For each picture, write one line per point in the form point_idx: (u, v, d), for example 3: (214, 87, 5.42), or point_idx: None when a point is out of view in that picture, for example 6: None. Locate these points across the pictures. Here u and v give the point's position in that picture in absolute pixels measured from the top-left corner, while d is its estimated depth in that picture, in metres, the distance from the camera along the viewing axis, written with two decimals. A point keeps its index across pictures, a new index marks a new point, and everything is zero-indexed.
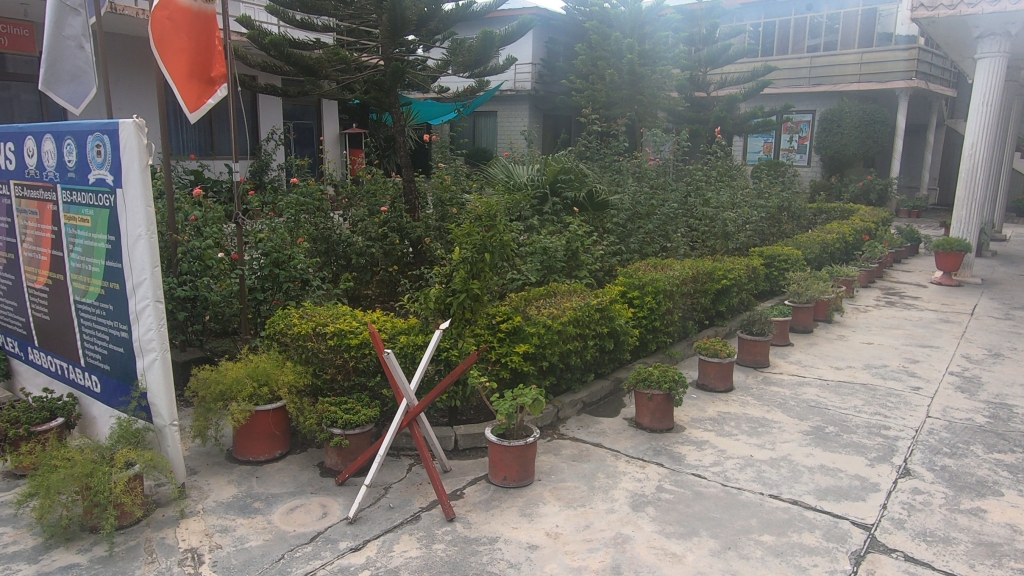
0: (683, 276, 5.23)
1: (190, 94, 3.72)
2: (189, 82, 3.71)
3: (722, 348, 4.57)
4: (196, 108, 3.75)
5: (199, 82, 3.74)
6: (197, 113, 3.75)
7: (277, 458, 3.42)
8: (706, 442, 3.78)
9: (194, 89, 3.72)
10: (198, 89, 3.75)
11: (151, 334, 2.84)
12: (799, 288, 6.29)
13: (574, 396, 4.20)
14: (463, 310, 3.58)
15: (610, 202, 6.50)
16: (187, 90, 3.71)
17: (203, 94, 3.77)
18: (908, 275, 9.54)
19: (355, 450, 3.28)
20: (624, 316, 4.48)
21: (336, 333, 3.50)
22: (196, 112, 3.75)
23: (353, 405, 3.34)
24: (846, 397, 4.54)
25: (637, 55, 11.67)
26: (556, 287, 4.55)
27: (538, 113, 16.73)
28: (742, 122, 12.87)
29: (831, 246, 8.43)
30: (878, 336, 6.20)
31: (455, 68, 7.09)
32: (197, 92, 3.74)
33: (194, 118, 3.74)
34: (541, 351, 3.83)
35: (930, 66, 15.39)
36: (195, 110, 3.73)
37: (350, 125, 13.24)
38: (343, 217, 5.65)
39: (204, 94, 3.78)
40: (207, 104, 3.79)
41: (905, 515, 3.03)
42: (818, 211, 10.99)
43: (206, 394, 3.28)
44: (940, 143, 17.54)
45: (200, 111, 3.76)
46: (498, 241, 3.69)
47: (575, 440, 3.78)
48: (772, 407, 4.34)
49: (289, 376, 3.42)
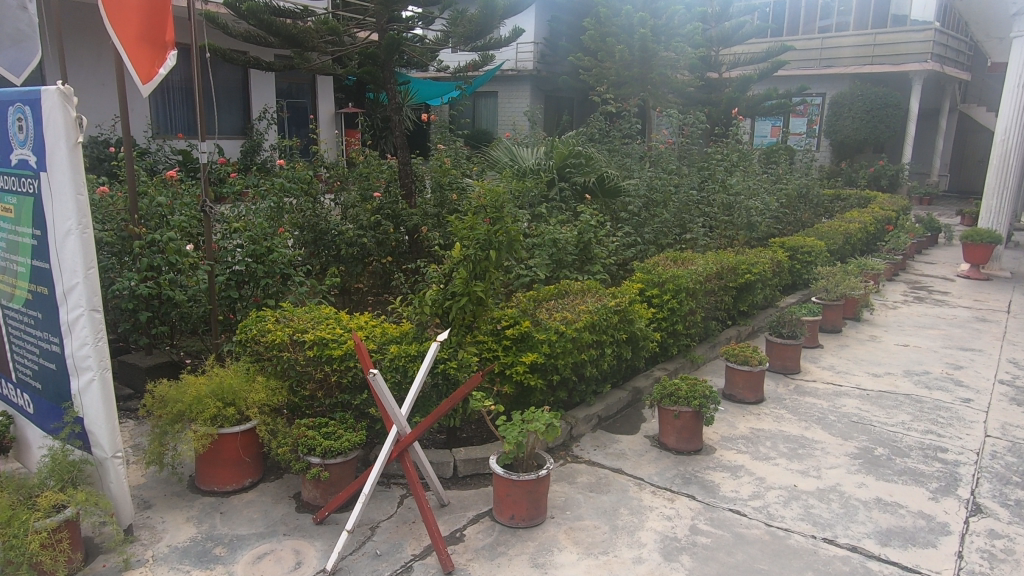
0: (707, 272, 4.73)
1: (142, 62, 3.20)
2: (142, 46, 3.19)
3: (752, 356, 4.07)
4: (148, 79, 3.23)
5: (151, 48, 3.22)
6: (149, 86, 3.23)
7: (246, 489, 2.94)
8: (741, 468, 3.30)
9: (145, 56, 3.20)
10: (150, 58, 3.23)
11: (86, 350, 2.35)
12: (828, 284, 5.79)
13: (588, 410, 3.70)
14: (464, 315, 3.09)
15: (622, 188, 6.04)
16: (138, 58, 3.18)
17: (155, 62, 3.25)
18: (931, 268, 9.03)
19: (337, 483, 2.79)
20: (644, 318, 4.01)
21: (316, 343, 3.01)
22: (148, 84, 3.23)
23: (334, 428, 2.84)
24: (890, 411, 4.06)
25: (650, 30, 10.68)
26: (568, 284, 4.06)
27: (540, 94, 16.12)
28: (754, 104, 12.41)
29: (854, 237, 7.91)
30: (914, 337, 5.70)
31: (455, 41, 6.48)
32: (149, 60, 3.23)
33: (146, 90, 3.21)
34: (552, 362, 3.34)
35: (946, 47, 14.80)
36: (148, 81, 3.21)
37: (345, 104, 12.60)
38: (333, 201, 5.13)
39: (156, 63, 3.26)
40: (159, 74, 3.28)
41: (987, 568, 2.57)
42: (836, 198, 10.48)
43: (163, 414, 2.81)
44: (954, 129, 16.91)
45: (152, 82, 3.24)
46: (505, 235, 3.16)
47: (591, 464, 3.30)
48: (810, 423, 3.86)
49: (260, 393, 2.91)
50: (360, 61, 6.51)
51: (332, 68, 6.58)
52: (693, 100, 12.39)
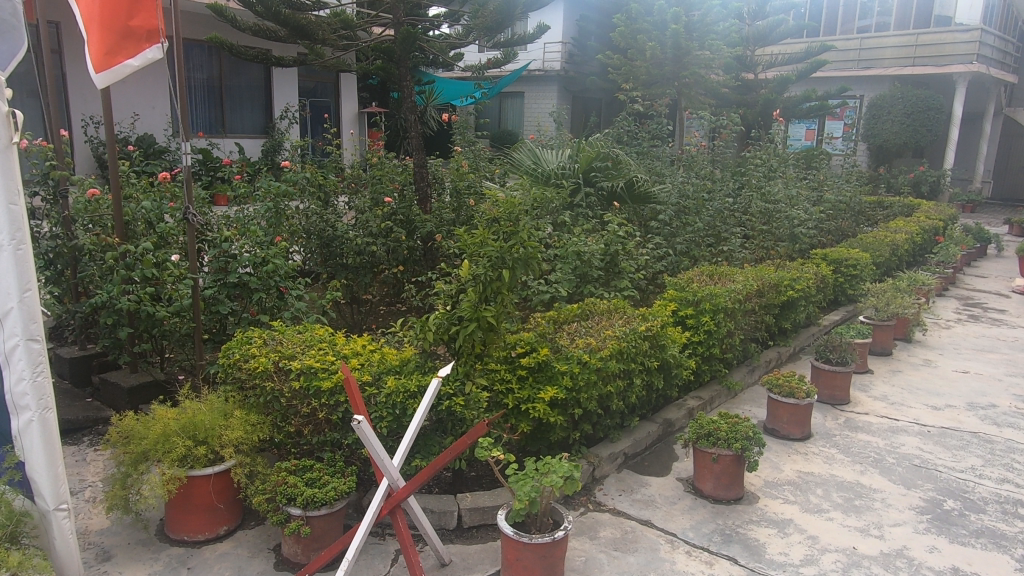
0: (748, 290, 4.28)
1: (99, 47, 2.79)
2: (101, 31, 2.78)
3: (799, 388, 3.63)
4: (105, 68, 2.80)
5: (115, 33, 2.80)
6: (103, 76, 2.80)
7: (220, 538, 2.58)
8: (790, 523, 2.87)
9: (102, 41, 2.78)
10: (112, 44, 2.80)
11: (23, 387, 2.03)
12: (877, 302, 5.31)
13: (612, 447, 3.28)
14: (473, 343, 2.70)
15: (652, 194, 5.61)
16: (93, 43, 2.78)
17: (119, 51, 2.82)
18: (982, 281, 8.43)
19: (320, 538, 2.42)
20: (678, 343, 3.59)
21: (304, 372, 2.64)
22: (104, 73, 2.80)
23: (320, 472, 2.46)
24: (957, 454, 3.58)
25: (683, 26, 9.91)
26: (593, 302, 3.66)
27: (567, 95, 15.72)
28: (793, 105, 11.89)
29: (901, 248, 7.38)
30: (973, 363, 5.18)
31: (476, 35, 6.08)
32: (109, 47, 2.80)
33: (98, 80, 2.79)
34: (573, 397, 2.93)
35: (992, 49, 14.13)
36: (99, 70, 2.78)
37: (368, 103, 12.32)
38: (345, 205, 4.76)
39: (120, 52, 2.82)
40: (124, 65, 2.83)
41: None
42: (878, 206, 9.92)
43: (128, 453, 2.47)
44: (999, 135, 16.13)
45: (109, 72, 2.81)
46: (523, 252, 2.75)
47: (616, 514, 2.89)
48: (866, 467, 3.40)
49: (238, 430, 2.54)
50: (377, 58, 6.18)
51: (347, 65, 6.24)
52: (728, 102, 11.87)
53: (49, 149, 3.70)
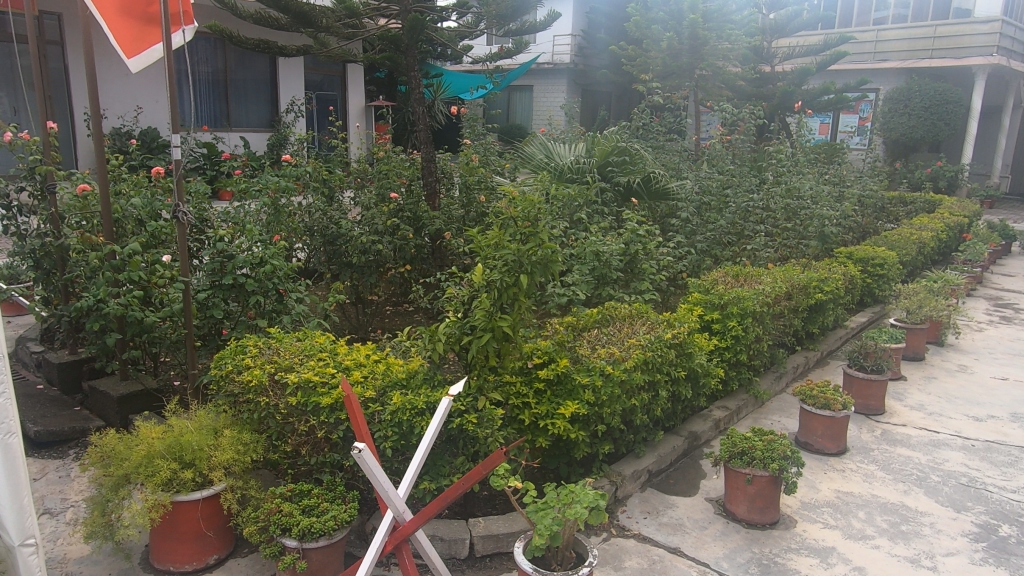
0: (777, 293, 4.03)
1: (129, 34, 2.97)
2: (128, 18, 2.96)
3: (835, 400, 3.37)
4: (137, 53, 2.99)
5: (141, 19, 2.99)
6: (137, 61, 2.98)
7: (210, 567, 2.36)
8: (833, 551, 2.62)
9: (131, 28, 2.97)
10: (141, 29, 3.00)
11: None
12: (911, 304, 5.02)
13: (635, 464, 3.04)
14: (487, 355, 2.46)
15: (671, 189, 5.36)
16: (121, 30, 2.95)
17: (148, 35, 3.01)
18: (1010, 280, 8.13)
19: (318, 572, 2.19)
20: (705, 350, 3.35)
21: (301, 387, 2.41)
22: (136, 59, 2.99)
23: (318, 499, 2.23)
24: (1007, 472, 3.31)
25: (701, 15, 9.50)
26: (614, 305, 3.41)
27: (577, 89, 15.44)
28: (812, 97, 11.54)
29: (928, 247, 7.09)
30: (1010, 368, 4.91)
31: (487, 24, 5.81)
32: (139, 33, 2.99)
33: (133, 67, 2.98)
34: (595, 412, 2.69)
35: (1013, 41, 13.76)
36: (133, 55, 2.96)
37: (377, 96, 12.18)
38: (350, 200, 4.52)
39: (149, 36, 3.02)
40: (155, 49, 3.03)
41: None
42: (900, 203, 9.61)
43: (109, 476, 2.24)
44: (1018, 128, 15.71)
45: (141, 57, 3.00)
46: (541, 255, 2.51)
47: (642, 541, 2.65)
48: (910, 486, 3.14)
49: (229, 450, 2.32)
50: (384, 47, 5.91)
51: (353, 54, 5.97)
52: (745, 95, 11.51)
53: (36, 142, 3.47)
